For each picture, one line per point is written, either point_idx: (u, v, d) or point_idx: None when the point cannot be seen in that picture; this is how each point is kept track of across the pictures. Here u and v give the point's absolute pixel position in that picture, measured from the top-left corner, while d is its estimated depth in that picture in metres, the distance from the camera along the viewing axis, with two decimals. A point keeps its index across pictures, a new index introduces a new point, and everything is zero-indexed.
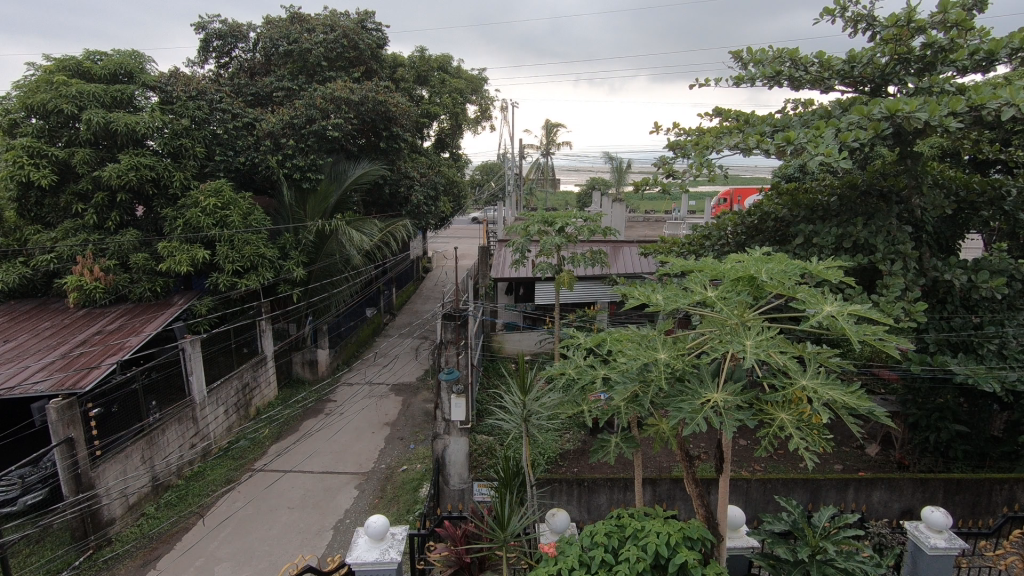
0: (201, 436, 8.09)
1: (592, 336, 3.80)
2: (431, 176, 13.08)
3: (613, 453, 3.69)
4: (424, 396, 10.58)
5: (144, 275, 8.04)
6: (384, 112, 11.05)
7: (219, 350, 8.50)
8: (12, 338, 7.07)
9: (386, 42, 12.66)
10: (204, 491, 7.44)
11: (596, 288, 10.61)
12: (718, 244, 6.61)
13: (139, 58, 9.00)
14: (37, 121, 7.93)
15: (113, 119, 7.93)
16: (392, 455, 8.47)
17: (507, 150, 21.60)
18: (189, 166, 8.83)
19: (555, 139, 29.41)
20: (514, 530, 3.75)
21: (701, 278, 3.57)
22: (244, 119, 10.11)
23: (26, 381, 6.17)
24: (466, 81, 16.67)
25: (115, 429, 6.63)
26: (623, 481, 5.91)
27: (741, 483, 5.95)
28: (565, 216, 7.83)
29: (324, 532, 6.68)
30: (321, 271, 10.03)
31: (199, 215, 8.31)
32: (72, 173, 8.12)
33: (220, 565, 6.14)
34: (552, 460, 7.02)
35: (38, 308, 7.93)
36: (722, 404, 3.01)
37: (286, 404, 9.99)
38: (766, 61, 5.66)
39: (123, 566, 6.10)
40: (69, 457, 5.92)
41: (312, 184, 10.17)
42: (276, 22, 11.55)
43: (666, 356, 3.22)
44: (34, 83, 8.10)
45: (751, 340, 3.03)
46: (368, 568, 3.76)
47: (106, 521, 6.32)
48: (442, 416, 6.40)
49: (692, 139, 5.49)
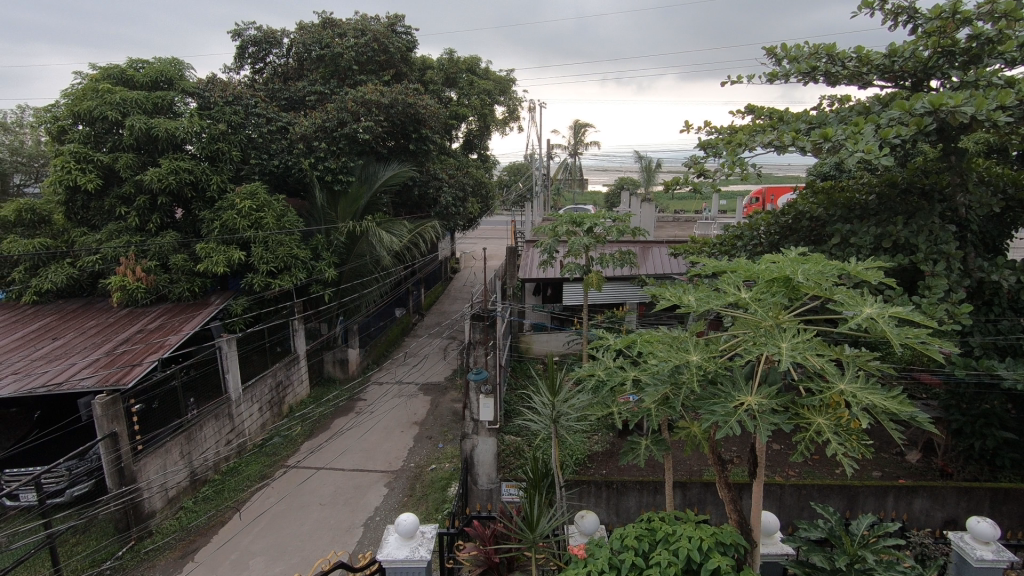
0: (236, 432, 8.31)
1: (622, 338, 3.76)
2: (459, 177, 13.21)
3: (644, 456, 3.66)
4: (452, 396, 10.64)
5: (183, 275, 8.31)
6: (413, 114, 11.20)
7: (253, 350, 8.73)
8: (62, 336, 7.37)
9: (416, 45, 12.82)
10: (239, 486, 7.65)
11: (625, 288, 10.51)
12: (750, 245, 6.45)
13: (179, 66, 9.30)
14: (84, 128, 8.25)
15: (153, 125, 8.21)
16: (421, 454, 8.55)
17: (535, 150, 21.56)
18: (225, 170, 9.07)
19: (583, 139, 29.31)
20: (543, 531, 3.74)
21: (734, 278, 3.52)
22: (278, 122, 10.29)
23: (73, 376, 6.38)
24: (495, 82, 16.79)
25: (156, 425, 6.86)
26: (653, 485, 5.86)
27: (775, 488, 5.82)
28: (593, 215, 7.79)
29: (355, 529, 6.78)
30: (352, 272, 10.21)
31: (235, 218, 8.53)
32: (116, 177, 8.42)
33: (254, 559, 6.28)
34: (581, 462, 6.97)
35: (85, 307, 8.24)
36: (757, 407, 2.96)
37: (318, 402, 10.18)
38: (801, 58, 5.48)
39: (163, 558, 6.30)
40: (113, 451, 6.14)
41: (342, 186, 10.33)
42: (309, 27, 11.76)
43: (698, 358, 3.18)
44: (80, 91, 8.42)
45: (787, 342, 2.96)
46: (398, 566, 3.80)
47: (148, 514, 6.54)
48: (471, 416, 6.40)
49: (725, 137, 5.37)
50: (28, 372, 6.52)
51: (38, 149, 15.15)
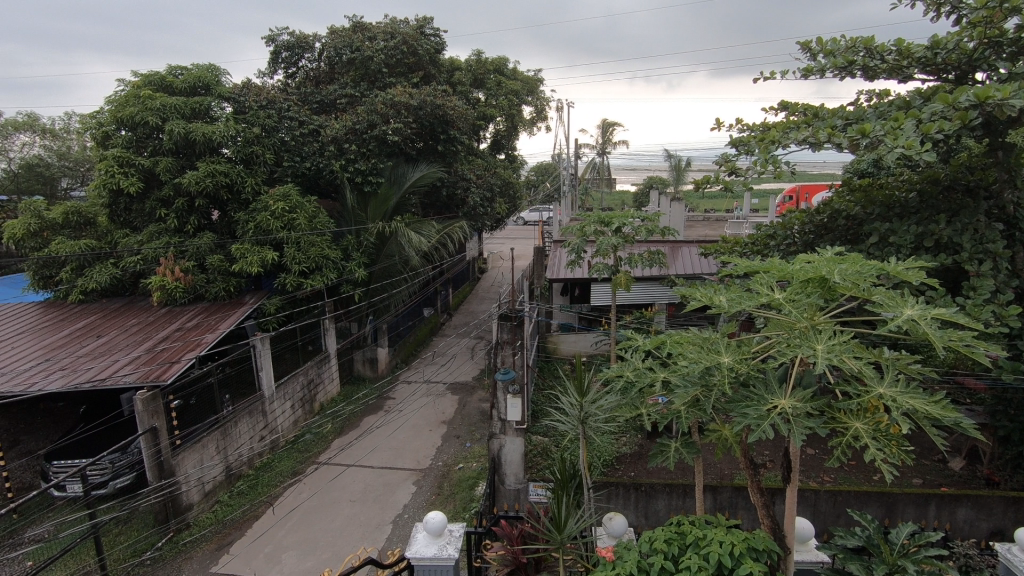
0: (270, 428, 8.51)
1: (651, 338, 3.72)
2: (487, 177, 13.27)
3: (673, 458, 3.62)
4: (479, 396, 10.68)
5: (219, 275, 8.55)
6: (441, 116, 11.31)
7: (286, 348, 8.92)
8: (106, 334, 7.63)
9: (445, 47, 12.93)
10: (273, 481, 7.83)
11: (654, 288, 10.40)
12: (784, 244, 6.30)
13: (216, 72, 9.57)
14: (127, 133, 8.57)
15: (191, 130, 8.47)
16: (449, 453, 8.61)
17: (563, 150, 21.51)
18: (259, 172, 9.29)
19: (611, 139, 29.12)
20: (571, 533, 3.72)
21: (768, 278, 3.44)
22: (310, 125, 10.48)
23: (116, 373, 6.59)
24: (522, 82, 16.82)
25: (194, 420, 7.07)
26: (683, 488, 5.78)
27: (810, 494, 5.68)
28: (622, 215, 7.72)
29: (384, 526, 6.87)
30: (382, 272, 10.36)
31: (269, 219, 8.72)
32: (156, 180, 8.70)
33: (286, 553, 6.41)
34: (609, 464, 6.91)
35: (126, 306, 8.54)
36: (791, 411, 2.90)
37: (348, 400, 10.35)
38: (838, 52, 5.33)
39: (200, 549, 6.49)
40: (153, 445, 6.34)
41: (372, 187, 10.46)
42: (340, 32, 11.97)
43: (730, 360, 3.12)
44: (123, 97, 8.73)
45: (823, 344, 2.88)
46: (427, 563, 3.83)
47: (185, 507, 6.75)
48: (498, 415, 6.41)
49: (757, 134, 5.25)
50: (74, 368, 6.76)
51: (83, 154, 15.79)
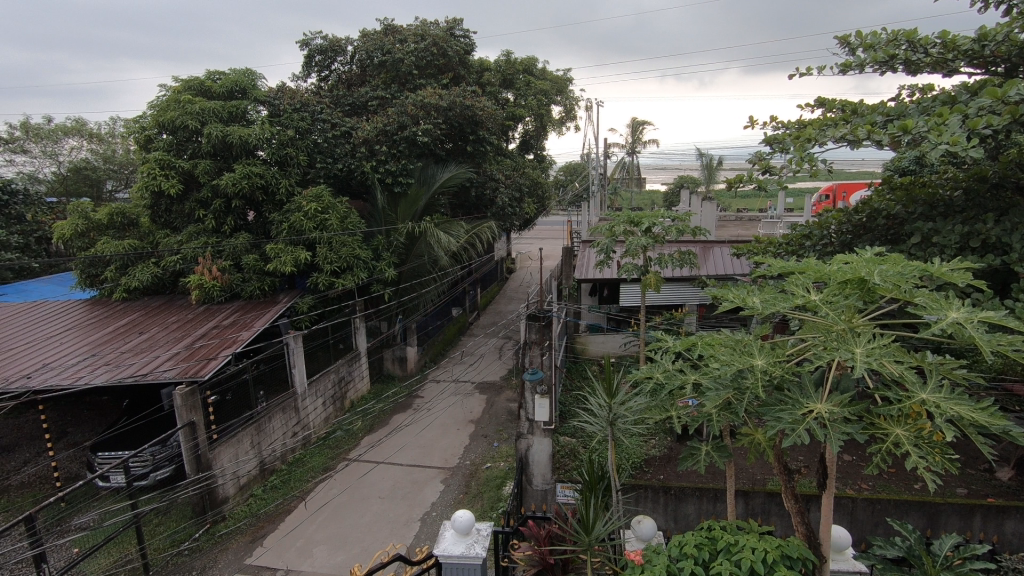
0: (302, 425, 8.70)
1: (682, 339, 3.67)
2: (515, 177, 13.30)
3: (704, 462, 3.57)
4: (507, 396, 10.69)
5: (254, 274, 8.78)
6: (471, 116, 11.39)
7: (318, 346, 9.10)
8: (147, 331, 7.87)
9: (474, 48, 13.00)
10: (304, 477, 7.99)
11: (684, 289, 10.24)
12: (820, 244, 6.13)
13: (252, 76, 9.81)
14: (167, 137, 8.86)
15: (229, 133, 8.70)
16: (477, 452, 8.65)
17: (592, 149, 21.38)
18: (293, 174, 9.49)
19: (641, 138, 28.83)
20: (599, 535, 3.68)
21: (803, 279, 3.37)
22: (342, 128, 10.64)
23: (157, 368, 6.79)
24: (551, 82, 16.78)
25: (230, 416, 7.26)
26: (713, 492, 5.68)
27: (846, 501, 5.52)
28: (652, 215, 7.63)
29: (412, 523, 6.94)
30: (411, 272, 10.48)
31: (302, 220, 8.90)
32: (195, 182, 8.97)
33: (317, 548, 6.53)
34: (638, 466, 6.83)
35: (167, 304, 8.82)
36: (827, 415, 2.82)
37: (378, 398, 10.50)
38: (878, 46, 5.14)
39: (235, 542, 6.67)
40: (192, 439, 6.53)
41: (402, 188, 10.57)
42: (371, 35, 12.15)
43: (764, 363, 3.05)
44: (164, 102, 9.03)
45: (862, 347, 2.79)
46: (454, 561, 3.86)
47: (221, 499, 6.94)
48: (526, 415, 6.40)
49: (792, 132, 5.12)
50: (117, 363, 6.99)
51: (127, 157, 16.36)
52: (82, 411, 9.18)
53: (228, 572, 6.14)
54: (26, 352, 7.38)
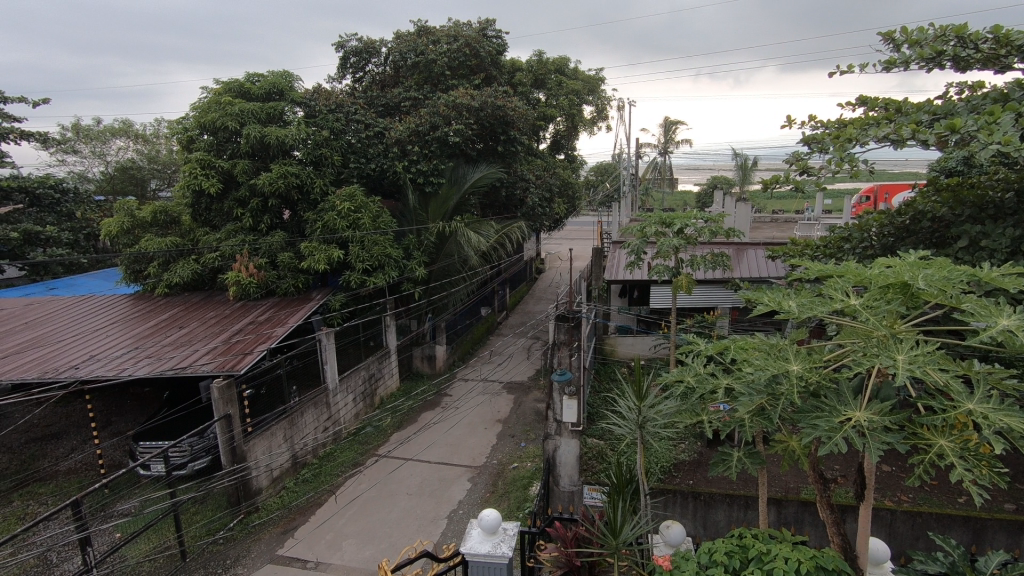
0: (333, 420, 8.86)
1: (714, 343, 3.61)
2: (546, 178, 13.30)
3: (736, 468, 3.51)
4: (535, 396, 10.69)
5: (289, 272, 8.99)
6: (502, 116, 11.42)
7: (349, 343, 9.25)
8: (186, 326, 8.12)
9: (506, 48, 13.03)
10: (335, 471, 8.14)
11: (716, 292, 10.05)
12: (860, 247, 5.94)
13: (289, 78, 10.03)
14: (208, 137, 9.14)
15: (266, 133, 8.92)
16: (504, 452, 8.67)
17: (624, 149, 21.16)
18: (327, 173, 9.68)
19: (673, 137, 28.44)
20: (627, 539, 3.65)
21: (842, 283, 3.28)
22: (375, 128, 10.78)
23: (195, 362, 6.99)
24: (583, 82, 16.71)
25: (264, 409, 7.45)
26: (744, 499, 5.56)
27: (884, 513, 5.34)
28: (684, 216, 7.52)
29: (439, 520, 6.99)
30: (441, 271, 10.58)
31: (335, 219, 9.05)
32: (233, 182, 9.22)
33: (347, 541, 6.64)
34: (666, 470, 6.74)
35: (205, 300, 9.09)
36: (867, 424, 2.73)
37: (408, 396, 10.63)
38: (925, 41, 4.93)
39: (268, 533, 6.84)
40: (228, 432, 6.72)
41: (433, 188, 10.67)
42: (405, 36, 12.29)
43: (800, 368, 2.98)
44: (205, 104, 9.30)
45: (904, 354, 2.70)
46: (481, 560, 3.87)
47: (255, 491, 7.12)
48: (554, 416, 6.38)
49: (832, 131, 4.96)
50: (158, 356, 7.22)
51: (170, 157, 16.92)
52: (126, 402, 9.55)
53: (261, 562, 6.29)
54: (75, 344, 7.70)
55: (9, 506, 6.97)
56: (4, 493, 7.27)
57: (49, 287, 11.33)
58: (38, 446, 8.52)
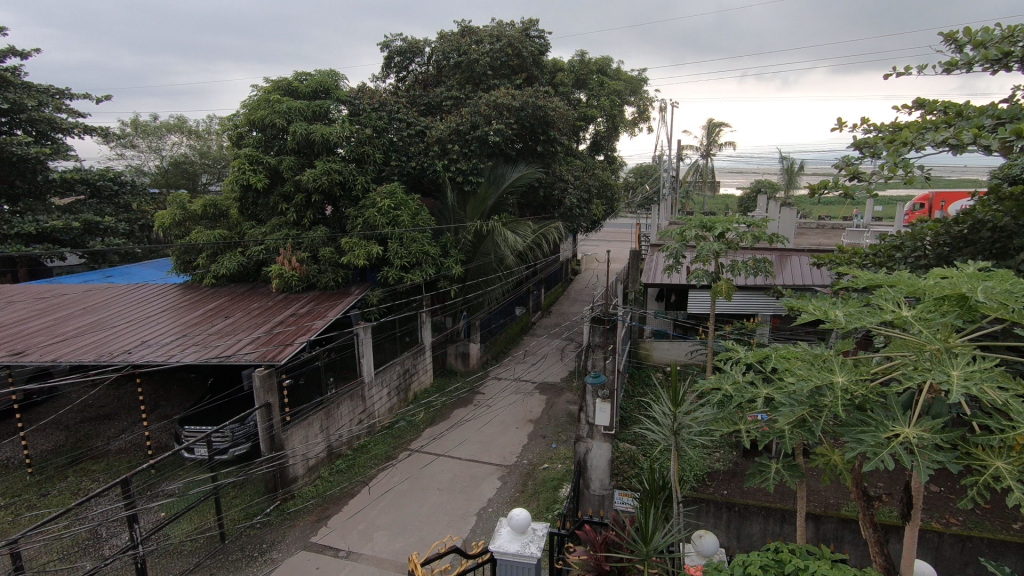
0: (368, 412, 9.01)
1: (755, 351, 3.52)
2: (584, 179, 13.25)
3: (774, 480, 3.43)
4: (567, 398, 10.64)
5: (329, 266, 9.20)
6: (542, 116, 11.43)
7: (385, 338, 9.42)
8: (231, 316, 8.41)
9: (549, 48, 13.02)
10: (368, 463, 8.29)
11: (756, 298, 9.79)
12: (912, 256, 5.71)
13: (335, 77, 10.26)
14: (258, 134, 9.45)
15: (312, 131, 9.17)
16: (535, 452, 8.67)
17: (665, 150, 20.82)
18: (369, 171, 9.87)
19: (716, 140, 27.87)
20: (657, 547, 3.61)
21: (894, 293, 3.17)
22: (416, 127, 10.91)
23: (239, 351, 7.21)
24: (625, 82, 16.56)
25: (302, 400, 7.64)
26: (781, 512, 5.41)
27: (931, 535, 5.11)
28: (726, 220, 7.36)
29: (469, 517, 7.04)
30: (477, 269, 10.65)
31: (376, 215, 9.22)
32: (279, 177, 9.50)
33: (377, 533, 6.76)
34: (700, 478, 6.60)
35: (250, 291, 9.40)
36: (916, 441, 2.61)
37: (441, 392, 10.73)
38: (992, 42, 4.67)
39: (303, 520, 7.02)
40: (267, 420, 6.92)
41: (472, 187, 10.74)
42: (449, 36, 12.41)
43: (845, 380, 2.88)
44: (255, 101, 9.60)
45: (959, 370, 2.57)
46: (510, 559, 3.87)
47: (292, 478, 7.31)
48: (587, 419, 6.33)
49: (887, 135, 4.77)
50: (205, 344, 7.48)
51: (221, 153, 17.55)
52: (173, 387, 9.97)
53: (295, 548, 6.46)
54: (128, 329, 8.06)
55: (64, 481, 7.36)
56: (60, 468, 7.68)
57: (106, 275, 11.91)
58: (92, 425, 8.97)
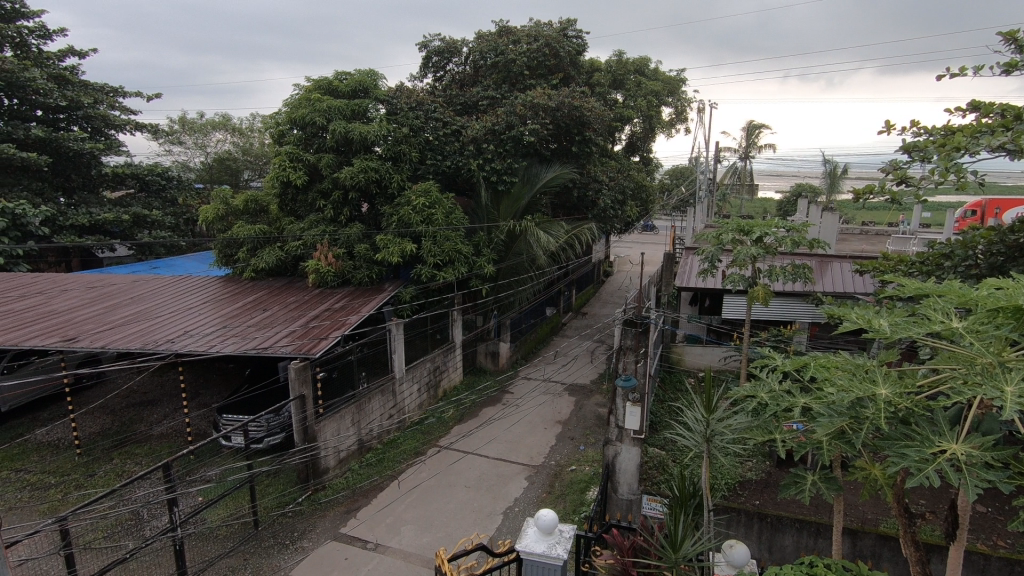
0: (398, 408, 9.13)
1: (793, 359, 3.43)
2: (619, 180, 13.13)
3: (810, 493, 3.35)
4: (597, 400, 10.57)
5: (364, 262, 9.35)
6: (578, 117, 11.38)
7: (417, 334, 9.53)
8: (269, 309, 8.63)
9: (586, 48, 12.95)
10: (397, 458, 8.41)
11: (795, 305, 9.51)
12: (962, 266, 5.48)
13: (374, 76, 10.43)
14: (298, 132, 9.67)
15: (351, 129, 9.35)
16: (563, 453, 8.64)
17: (702, 152, 20.46)
18: (405, 169, 9.99)
19: (756, 142, 27.27)
20: (686, 555, 3.55)
21: (943, 304, 3.05)
22: (452, 126, 10.98)
23: (276, 343, 7.38)
24: (663, 83, 16.36)
25: (335, 393, 7.80)
26: (816, 526, 5.25)
27: (976, 556, 4.89)
28: (763, 224, 7.22)
29: (495, 516, 7.06)
30: (509, 269, 10.68)
31: (410, 213, 9.33)
32: (318, 175, 9.71)
33: (405, 527, 6.84)
34: (732, 487, 6.47)
35: (287, 285, 9.63)
36: (964, 458, 2.51)
37: (470, 390, 10.81)
38: None
39: (333, 511, 7.16)
40: (301, 412, 7.08)
41: (506, 186, 10.77)
42: (486, 36, 12.47)
43: (888, 393, 2.77)
44: (297, 100, 9.83)
45: (1013, 385, 2.44)
46: (536, 559, 3.87)
47: (323, 470, 7.46)
48: (616, 422, 6.27)
49: (939, 138, 4.58)
50: (244, 336, 7.69)
51: (262, 150, 18.04)
52: (213, 376, 10.31)
53: (325, 538, 6.60)
54: (172, 319, 8.35)
55: (109, 463, 7.67)
56: (106, 450, 8.02)
57: (152, 266, 12.39)
58: (136, 410, 9.34)
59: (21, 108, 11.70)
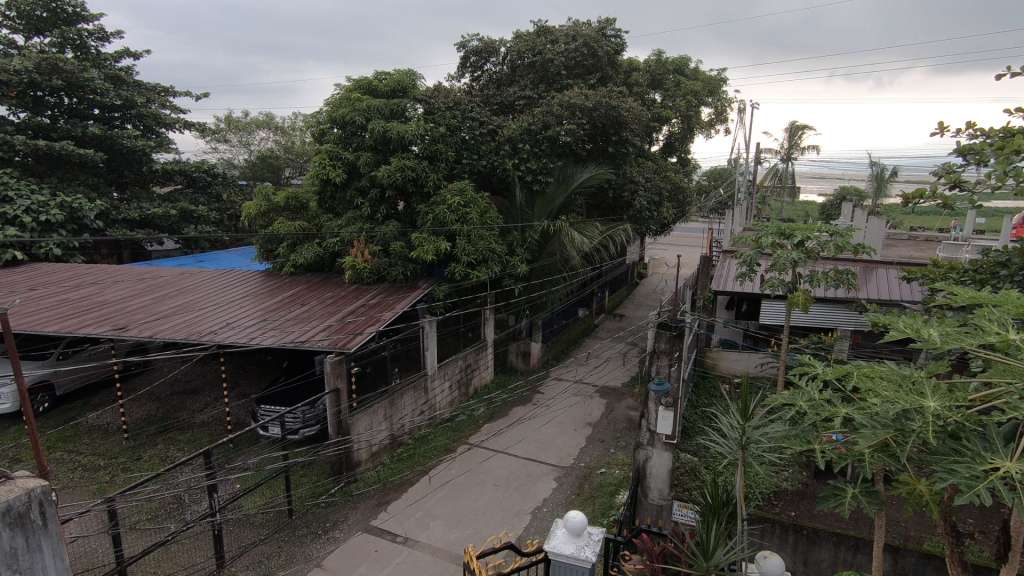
0: (430, 405, 9.22)
1: (835, 368, 3.33)
2: (656, 181, 12.95)
3: (850, 506, 3.25)
4: (628, 403, 10.46)
5: (399, 260, 9.47)
6: (615, 117, 11.29)
7: (449, 332, 9.61)
8: (307, 304, 8.83)
9: (624, 47, 12.82)
10: (428, 454, 8.50)
11: (837, 312, 9.21)
12: (1020, 274, 5.20)
13: (413, 76, 10.56)
14: (338, 131, 9.89)
15: (389, 128, 9.49)
16: (593, 455, 8.59)
17: (742, 153, 20.00)
18: (441, 168, 10.08)
19: (798, 143, 26.53)
20: (718, 563, 3.49)
21: (999, 314, 2.91)
22: (489, 126, 11.02)
23: (313, 337, 7.55)
24: (703, 82, 16.09)
25: (368, 388, 7.93)
26: (855, 540, 5.08)
27: None
28: (806, 228, 6.99)
29: (524, 515, 7.07)
30: (542, 269, 10.66)
31: (445, 212, 9.41)
32: (356, 173, 9.89)
33: (434, 522, 6.91)
34: (766, 497, 6.31)
35: (324, 281, 9.84)
36: (1018, 476, 2.39)
37: (501, 389, 10.84)
38: None
39: (364, 503, 7.29)
40: (336, 405, 7.23)
41: (541, 186, 10.76)
42: (524, 36, 12.49)
43: (937, 406, 2.65)
44: (338, 100, 10.04)
45: None
46: (564, 560, 3.84)
47: (356, 463, 7.59)
48: (648, 426, 6.19)
49: (997, 141, 4.37)
50: (282, 329, 7.90)
51: (303, 148, 18.47)
52: (251, 367, 10.62)
53: (356, 530, 6.73)
54: (215, 311, 8.64)
55: (154, 448, 7.99)
56: (151, 436, 8.35)
57: (197, 260, 12.84)
58: (179, 398, 9.69)
59: (79, 107, 12.28)
